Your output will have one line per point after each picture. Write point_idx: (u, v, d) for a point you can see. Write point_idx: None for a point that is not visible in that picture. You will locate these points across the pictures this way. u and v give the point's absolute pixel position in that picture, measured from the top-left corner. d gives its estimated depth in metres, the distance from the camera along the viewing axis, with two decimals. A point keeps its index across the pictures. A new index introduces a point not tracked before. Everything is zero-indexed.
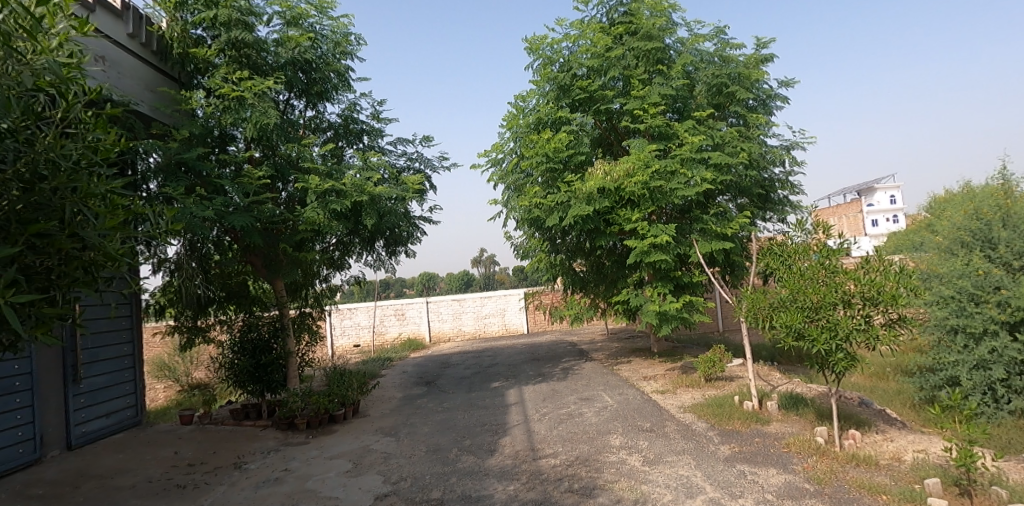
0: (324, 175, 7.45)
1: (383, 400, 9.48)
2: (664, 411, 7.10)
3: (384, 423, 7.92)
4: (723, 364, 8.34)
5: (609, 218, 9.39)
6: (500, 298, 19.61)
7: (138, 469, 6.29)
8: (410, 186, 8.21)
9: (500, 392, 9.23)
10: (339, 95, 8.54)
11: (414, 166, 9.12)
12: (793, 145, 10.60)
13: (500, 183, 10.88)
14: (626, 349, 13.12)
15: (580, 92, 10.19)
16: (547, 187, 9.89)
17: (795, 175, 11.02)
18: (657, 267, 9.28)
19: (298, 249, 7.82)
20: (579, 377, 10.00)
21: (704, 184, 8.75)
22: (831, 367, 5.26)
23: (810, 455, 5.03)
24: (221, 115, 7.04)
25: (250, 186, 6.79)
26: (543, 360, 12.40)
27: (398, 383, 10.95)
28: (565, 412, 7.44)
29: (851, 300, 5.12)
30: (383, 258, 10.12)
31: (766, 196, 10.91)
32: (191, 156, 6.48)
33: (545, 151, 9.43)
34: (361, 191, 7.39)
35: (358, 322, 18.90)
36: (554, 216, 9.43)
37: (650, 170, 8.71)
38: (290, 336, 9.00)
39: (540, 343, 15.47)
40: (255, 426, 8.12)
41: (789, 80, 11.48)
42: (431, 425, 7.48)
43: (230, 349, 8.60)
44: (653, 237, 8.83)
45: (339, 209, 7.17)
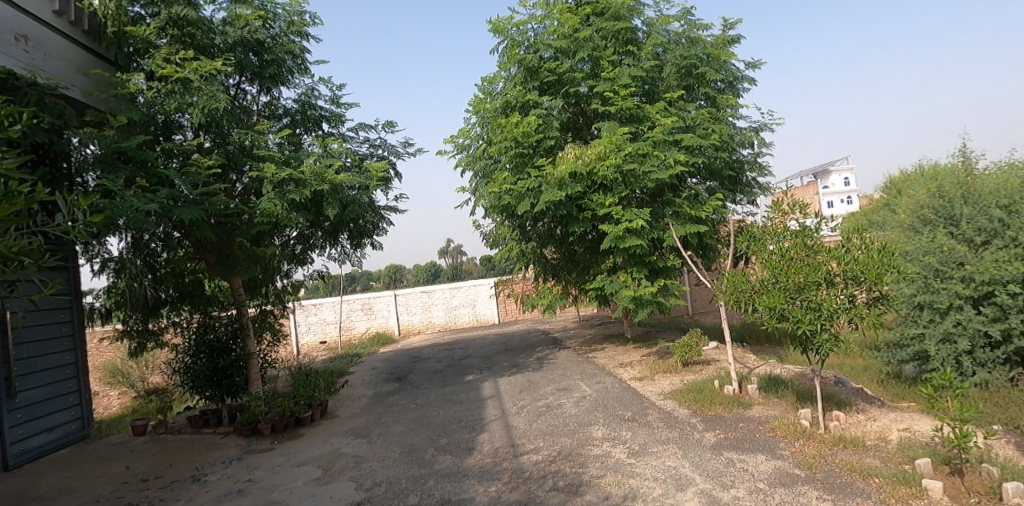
0: (281, 164, 7.00)
1: (352, 399, 9.08)
2: (644, 399, 6.94)
3: (354, 424, 7.55)
4: (700, 348, 8.24)
5: (582, 204, 9.17)
6: (470, 289, 19.28)
7: (84, 488, 5.83)
8: (375, 174, 7.80)
9: (475, 385, 8.94)
10: (294, 78, 8.05)
11: (377, 153, 8.70)
12: (762, 126, 10.56)
13: (467, 170, 10.52)
14: (600, 336, 12.99)
15: (548, 74, 9.91)
16: (517, 173, 9.60)
17: (763, 156, 11.00)
18: (631, 252, 9.11)
19: (255, 243, 7.36)
20: (555, 366, 9.79)
21: (676, 166, 8.62)
22: (814, 349, 5.15)
23: (797, 440, 4.89)
24: (164, 100, 6.52)
25: (199, 177, 6.31)
26: (517, 351, 12.16)
27: (368, 380, 10.55)
28: (543, 405, 7.21)
29: (835, 280, 4.99)
30: (348, 250, 9.69)
31: (736, 178, 10.86)
32: (131, 146, 5.97)
33: (514, 135, 9.13)
34: (321, 180, 6.94)
35: (324, 318, 18.27)
36: (525, 202, 9.15)
37: (623, 153, 8.51)
38: (251, 335, 8.51)
39: (512, 333, 15.24)
40: (215, 433, 7.65)
41: (756, 62, 11.45)
42: (405, 424, 7.15)
43: (186, 352, 8.08)
44: (627, 222, 8.65)
45: (298, 200, 6.73)
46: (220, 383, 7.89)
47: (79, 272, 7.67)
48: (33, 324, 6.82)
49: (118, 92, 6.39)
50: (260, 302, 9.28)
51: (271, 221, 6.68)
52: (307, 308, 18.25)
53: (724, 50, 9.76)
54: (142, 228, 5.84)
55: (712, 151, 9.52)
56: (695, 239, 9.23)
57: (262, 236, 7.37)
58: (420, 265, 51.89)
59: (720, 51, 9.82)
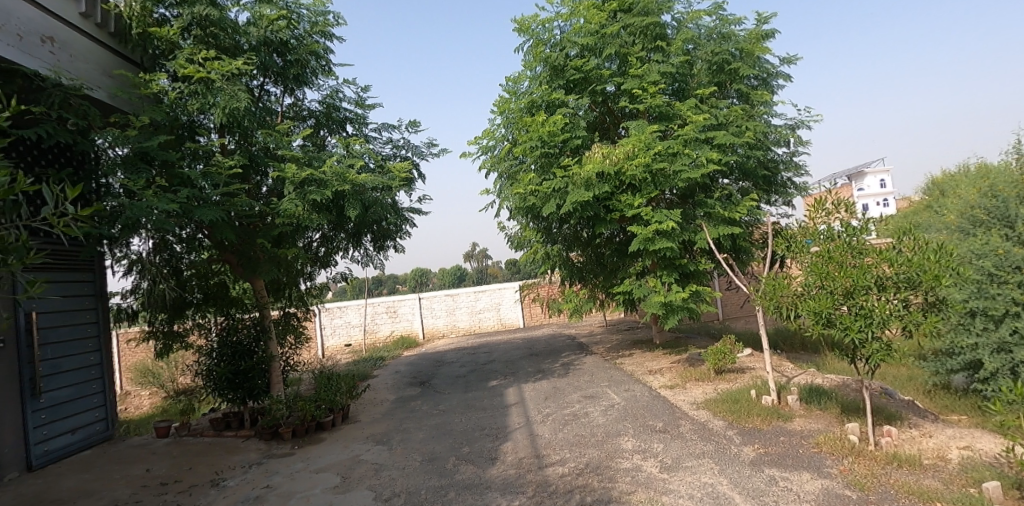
0: (303, 164, 6.88)
1: (374, 404, 8.93)
2: (676, 408, 6.61)
3: (375, 429, 7.39)
4: (735, 355, 7.88)
5: (610, 205, 8.85)
6: (494, 292, 19.08)
7: (103, 491, 5.77)
8: (397, 175, 7.65)
9: (499, 392, 8.71)
10: (318, 79, 7.95)
11: (401, 153, 8.55)
12: (799, 124, 10.11)
13: (492, 171, 10.30)
14: (627, 342, 12.63)
15: (574, 72, 9.64)
16: (542, 173, 9.35)
17: (800, 155, 10.55)
18: (661, 255, 8.78)
19: (277, 245, 7.26)
20: (582, 372, 9.49)
21: (709, 164, 8.31)
22: (863, 358, 4.78)
23: (846, 457, 4.56)
24: (188, 100, 6.46)
25: (221, 177, 6.23)
26: (542, 356, 11.90)
27: (391, 384, 10.40)
28: (570, 413, 6.94)
29: (887, 284, 4.55)
30: (371, 252, 9.58)
31: (771, 179, 10.43)
32: (154, 145, 5.90)
33: (540, 135, 8.90)
34: (342, 180, 6.79)
35: (349, 320, 18.27)
36: (551, 203, 8.89)
37: (652, 152, 8.21)
38: (273, 337, 8.43)
39: (537, 338, 14.97)
40: (236, 437, 7.57)
41: (791, 57, 11.03)
42: (426, 430, 6.95)
43: (209, 354, 8.03)
44: (657, 223, 8.32)
45: (319, 200, 6.59)
46: (241, 386, 7.80)
47: (104, 273, 7.68)
48: (59, 325, 6.83)
49: (141, 91, 6.33)
50: (283, 305, 9.20)
51: (292, 222, 6.55)
52: (332, 310, 18.27)
53: (758, 45, 9.38)
54: (163, 229, 5.77)
55: (745, 150, 9.14)
56: (729, 241, 8.86)
57: (284, 237, 7.27)
58: (445, 269, 51.96)
59: (753, 46, 9.42)
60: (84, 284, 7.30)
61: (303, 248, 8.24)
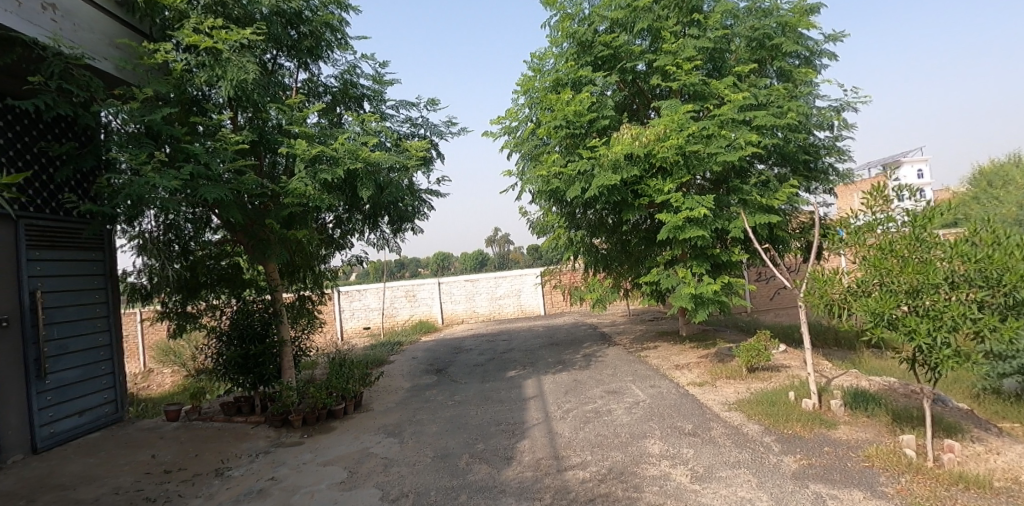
0: (314, 140, 6.49)
1: (388, 392, 8.65)
2: (706, 409, 6.16)
3: (388, 419, 7.10)
4: (769, 353, 7.40)
5: (638, 189, 8.33)
6: (515, 279, 18.69)
7: (107, 478, 5.55)
8: (414, 153, 7.24)
9: (517, 383, 8.36)
10: (333, 54, 7.57)
11: (419, 132, 8.16)
12: (844, 106, 9.44)
13: (514, 152, 9.83)
14: (652, 333, 12.16)
15: (603, 49, 9.09)
16: (568, 155, 8.86)
17: (843, 140, 9.89)
18: (692, 244, 8.26)
19: (288, 226, 6.92)
20: (604, 365, 9.07)
21: (748, 147, 7.76)
22: (926, 365, 4.26)
23: (902, 474, 4.13)
24: (195, 72, 6.14)
25: (227, 153, 5.89)
26: (562, 346, 11.52)
27: (406, 371, 10.13)
28: (592, 409, 6.54)
29: (959, 281, 4.06)
30: (388, 235, 9.27)
31: (811, 164, 9.80)
32: (158, 118, 5.59)
33: (565, 114, 8.41)
34: (355, 158, 6.38)
35: (368, 304, 18.10)
36: (575, 187, 8.38)
37: (686, 133, 7.69)
38: (285, 321, 8.16)
39: (557, 327, 14.57)
40: (247, 423, 7.35)
41: (837, 34, 10.33)
42: (440, 423, 6.63)
43: (220, 339, 7.71)
44: (688, 210, 7.80)
45: (330, 179, 6.21)
46: (252, 372, 7.52)
47: (115, 252, 7.47)
48: (67, 304, 6.62)
49: (146, 61, 6.00)
50: (298, 289, 8.95)
51: (302, 202, 6.20)
52: (351, 293, 18.11)
53: (803, 19, 8.72)
54: (166, 207, 5.48)
55: (786, 133, 8.54)
56: (766, 230, 8.30)
57: (295, 218, 6.93)
58: (466, 253, 51.73)
59: (797, 21, 8.77)
60: (93, 263, 7.09)
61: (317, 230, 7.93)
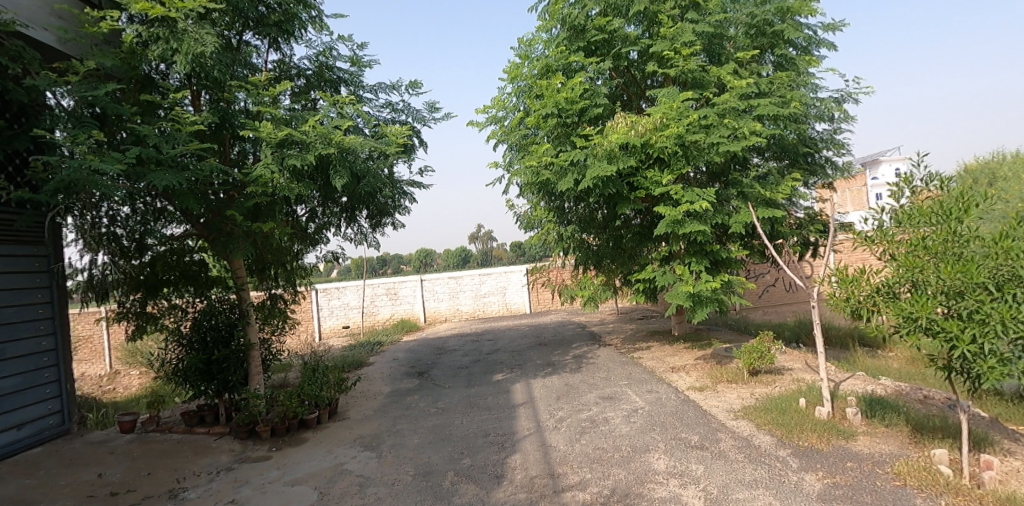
0: (283, 124, 5.87)
1: (366, 398, 8.06)
2: (710, 418, 5.70)
3: (365, 430, 6.53)
4: (773, 355, 6.97)
5: (634, 181, 7.84)
6: (500, 276, 18.15)
7: (42, 502, 4.92)
8: (395, 140, 6.66)
9: (505, 388, 7.83)
10: (305, 32, 6.97)
11: (399, 119, 7.59)
12: (845, 97, 9.06)
13: (502, 143, 9.27)
14: (643, 332, 11.72)
15: (596, 33, 8.56)
16: (558, 145, 8.32)
17: (842, 132, 9.52)
18: (690, 239, 7.76)
19: (254, 218, 6.30)
20: (596, 368, 8.58)
21: (752, 136, 7.31)
22: (969, 375, 3.79)
23: (940, 496, 3.70)
24: (150, 46, 5.53)
25: (180, 135, 5.25)
26: (550, 346, 11.03)
27: (386, 375, 9.54)
28: (587, 418, 6.04)
29: (1006, 281, 3.55)
30: (365, 230, 8.71)
31: (810, 157, 9.42)
32: (101, 94, 4.95)
33: (557, 101, 7.87)
34: (327, 142, 5.77)
35: (347, 302, 17.42)
36: (567, 178, 7.84)
37: (686, 121, 7.20)
38: (253, 321, 7.54)
39: (544, 326, 14.06)
40: (209, 434, 6.72)
41: (835, 24, 9.94)
42: (422, 434, 6.08)
43: (179, 342, 7.05)
44: (688, 204, 7.31)
45: (300, 165, 5.60)
46: (216, 378, 6.84)
47: (62, 247, 6.80)
48: (4, 305, 5.95)
49: (89, 31, 5.35)
50: (268, 287, 8.34)
51: (269, 191, 5.58)
52: (329, 291, 17.43)
53: (806, 4, 8.29)
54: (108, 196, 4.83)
55: (788, 123, 8.12)
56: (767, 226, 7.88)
57: (262, 210, 6.31)
58: (449, 250, 51.05)
59: (799, 6, 8.36)
60: (35, 260, 6.41)
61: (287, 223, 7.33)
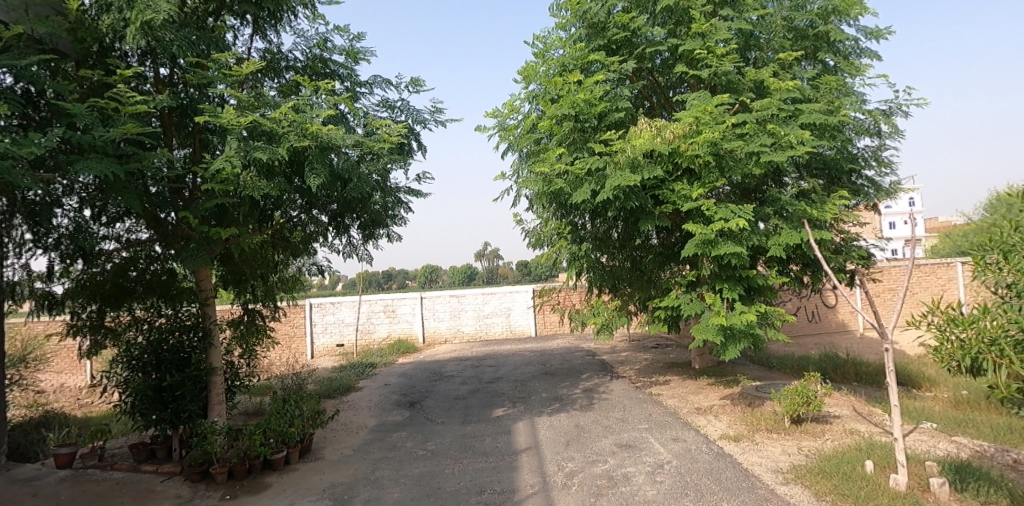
0: (252, 109, 4.90)
1: (347, 432, 7.08)
2: (755, 481, 4.68)
3: (339, 476, 5.54)
4: (821, 401, 5.94)
5: (659, 195, 6.84)
6: (504, 296, 17.17)
7: None
8: (388, 139, 5.71)
9: (506, 427, 6.84)
10: (292, 15, 6.10)
11: (396, 117, 6.69)
12: (894, 108, 8.11)
13: (512, 150, 8.35)
14: (659, 363, 10.69)
15: (618, 31, 7.66)
16: (574, 152, 7.34)
17: (888, 149, 8.54)
18: (722, 263, 6.72)
19: (218, 221, 5.40)
20: (610, 406, 7.54)
21: (799, 145, 6.33)
22: None
23: None
24: (101, 15, 4.67)
25: (120, 116, 4.27)
26: (558, 376, 10.03)
27: (374, 404, 8.55)
28: (602, 474, 5.03)
29: None
30: (356, 243, 7.80)
31: (851, 176, 8.46)
32: (24, 62, 4.02)
33: (575, 101, 6.92)
34: (302, 134, 4.76)
35: (342, 318, 16.44)
36: (584, 189, 6.81)
37: (723, 126, 6.26)
38: (218, 342, 6.53)
39: (550, 352, 13.06)
40: (157, 474, 5.74)
41: (881, 31, 9.01)
42: (404, 488, 5.08)
43: (125, 366, 5.97)
44: (724, 221, 6.29)
45: (267, 160, 4.59)
46: (166, 407, 5.80)
47: None
48: None
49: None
50: (245, 301, 7.44)
51: (230, 188, 4.62)
52: (324, 306, 16.45)
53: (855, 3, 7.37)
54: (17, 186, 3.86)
55: (834, 135, 7.19)
56: (819, 254, 7.01)
57: (228, 210, 5.41)
58: (455, 267, 50.20)
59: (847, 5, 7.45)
60: None
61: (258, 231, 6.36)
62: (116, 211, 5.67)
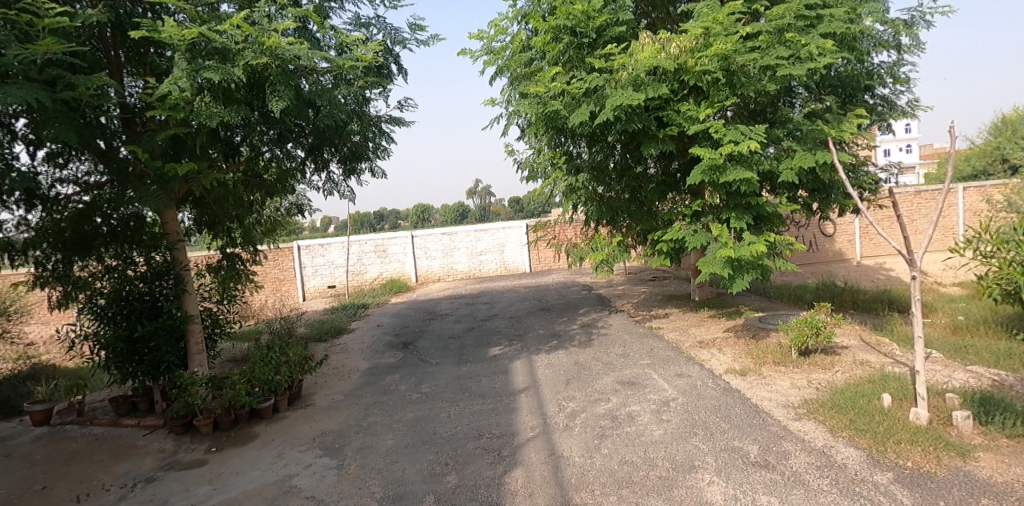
0: (204, 24, 4.30)
1: (338, 376, 6.83)
2: (767, 417, 4.45)
3: (329, 424, 5.28)
4: (832, 332, 5.66)
5: (663, 116, 6.32)
6: (497, 232, 16.76)
7: None
8: (362, 58, 5.14)
9: (502, 366, 6.60)
10: None
11: (372, 36, 6.04)
12: (917, 17, 7.45)
13: (502, 73, 7.70)
14: (658, 296, 10.45)
15: None
16: (570, 71, 6.73)
17: (907, 64, 7.94)
18: (729, 190, 6.30)
19: (175, 156, 4.90)
20: (609, 341, 7.31)
21: (819, 56, 5.77)
22: None
23: None
24: None
25: (37, 33, 3.70)
26: (554, 312, 9.79)
27: (365, 346, 8.29)
28: (605, 414, 4.79)
29: None
30: (337, 178, 7.29)
31: (866, 94, 7.90)
32: None
33: (571, 13, 6.28)
34: (261, 51, 4.21)
35: (333, 260, 16.07)
36: (580, 111, 6.27)
37: (734, 36, 5.69)
38: (193, 289, 6.12)
39: (546, 287, 12.82)
40: (138, 428, 5.50)
41: None
42: (397, 434, 4.82)
43: (92, 316, 5.59)
44: (733, 142, 5.82)
45: (221, 81, 4.07)
46: (142, 359, 5.49)
47: None
48: None
49: None
50: (222, 244, 7.01)
51: (180, 115, 4.14)
52: (313, 248, 16.01)
53: None
54: None
55: (854, 47, 6.59)
56: (841, 177, 6.56)
57: (185, 143, 4.91)
58: (447, 205, 49.55)
59: None
60: None
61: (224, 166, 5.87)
62: (54, 147, 5.10)
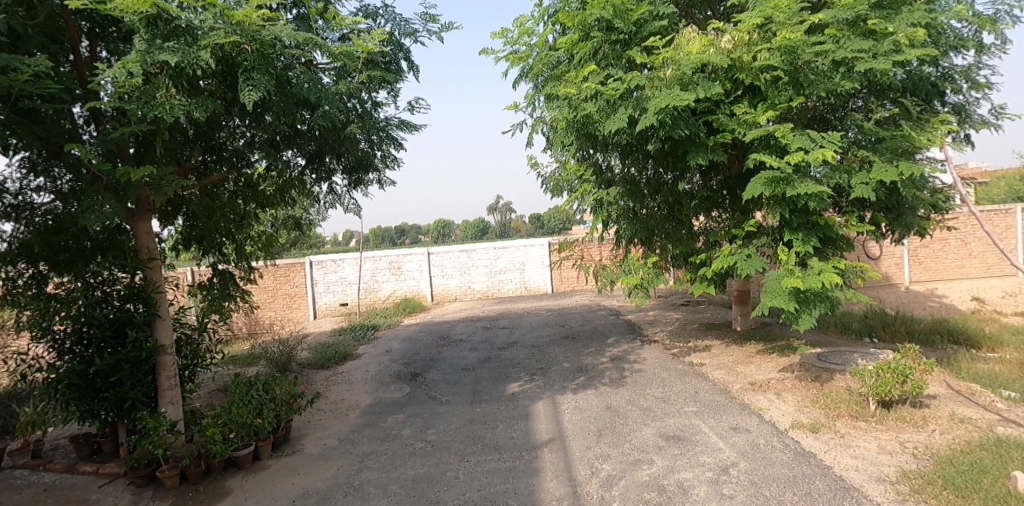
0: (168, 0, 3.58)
1: (334, 415, 5.98)
2: (860, 498, 3.48)
3: (315, 481, 4.41)
4: (924, 381, 4.63)
5: (714, 121, 5.43)
6: (518, 250, 15.92)
7: None
8: (362, 48, 4.36)
9: (523, 408, 5.69)
10: None
11: (379, 27, 5.28)
12: (1002, 13, 6.50)
13: (526, 76, 6.90)
14: (694, 325, 9.45)
15: None
16: (604, 70, 5.90)
17: (986, 67, 6.96)
18: (793, 207, 5.35)
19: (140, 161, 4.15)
20: (645, 379, 6.37)
21: (902, 50, 4.87)
22: None
23: None
24: None
25: None
26: (580, 340, 8.86)
27: (370, 376, 7.44)
28: (649, 482, 3.85)
29: None
30: (341, 190, 6.52)
31: (940, 100, 6.91)
32: None
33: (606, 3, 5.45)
34: (232, 32, 3.46)
35: (345, 277, 15.36)
36: (617, 115, 5.41)
37: (803, 25, 4.82)
38: (168, 314, 5.31)
39: (570, 311, 11.90)
40: (96, 477, 4.70)
41: None
42: (392, 501, 3.93)
43: (49, 346, 4.83)
44: (801, 150, 4.91)
45: (181, 66, 3.33)
46: (104, 396, 4.73)
47: None
48: None
49: None
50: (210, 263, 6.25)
51: (132, 106, 3.38)
52: (325, 264, 15.31)
53: None
54: None
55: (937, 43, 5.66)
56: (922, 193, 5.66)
57: (152, 144, 4.15)
58: (467, 222, 48.95)
59: None
60: None
61: (201, 175, 5.13)
62: None
